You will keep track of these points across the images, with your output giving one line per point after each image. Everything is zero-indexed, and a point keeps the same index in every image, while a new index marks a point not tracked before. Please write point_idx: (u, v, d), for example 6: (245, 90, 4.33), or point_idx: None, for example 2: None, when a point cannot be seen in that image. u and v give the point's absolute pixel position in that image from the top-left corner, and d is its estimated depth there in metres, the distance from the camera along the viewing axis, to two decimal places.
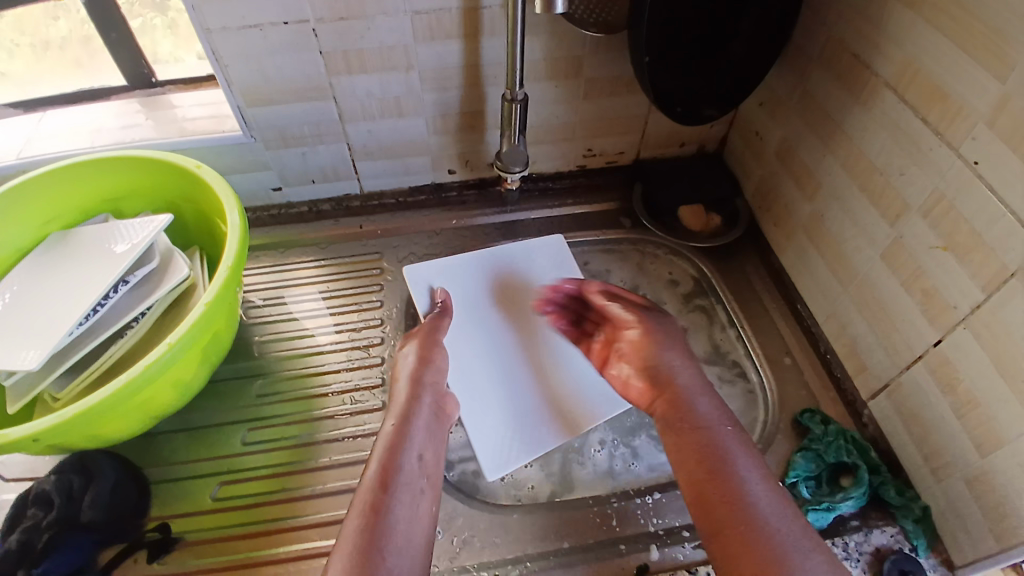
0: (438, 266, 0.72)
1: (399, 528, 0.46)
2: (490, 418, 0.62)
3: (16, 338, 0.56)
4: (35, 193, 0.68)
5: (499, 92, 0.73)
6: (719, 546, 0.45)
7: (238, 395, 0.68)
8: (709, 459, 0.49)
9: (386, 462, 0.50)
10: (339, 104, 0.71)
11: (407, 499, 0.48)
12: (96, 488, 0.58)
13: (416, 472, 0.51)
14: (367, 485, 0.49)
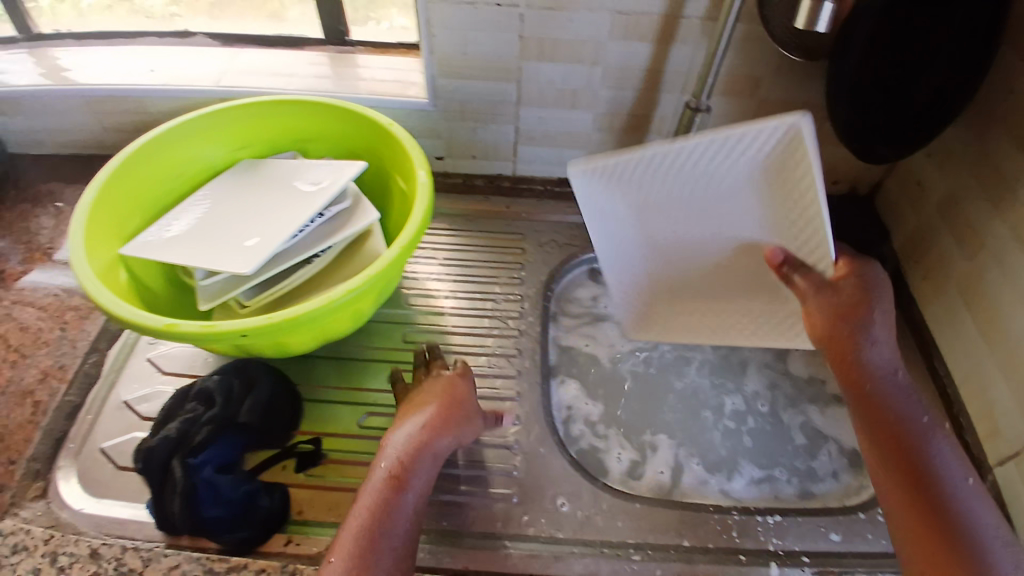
0: (597, 171, 0.59)
1: (388, 540, 0.49)
2: (633, 270, 0.68)
3: (223, 246, 0.62)
4: (237, 119, 0.73)
5: (673, 99, 0.73)
6: (917, 541, 0.49)
7: (385, 337, 0.72)
8: (946, 520, 0.49)
9: (401, 459, 0.53)
10: (522, 87, 0.74)
11: (409, 500, 0.52)
12: (255, 395, 0.63)
13: (426, 479, 0.54)
14: (373, 487, 0.52)
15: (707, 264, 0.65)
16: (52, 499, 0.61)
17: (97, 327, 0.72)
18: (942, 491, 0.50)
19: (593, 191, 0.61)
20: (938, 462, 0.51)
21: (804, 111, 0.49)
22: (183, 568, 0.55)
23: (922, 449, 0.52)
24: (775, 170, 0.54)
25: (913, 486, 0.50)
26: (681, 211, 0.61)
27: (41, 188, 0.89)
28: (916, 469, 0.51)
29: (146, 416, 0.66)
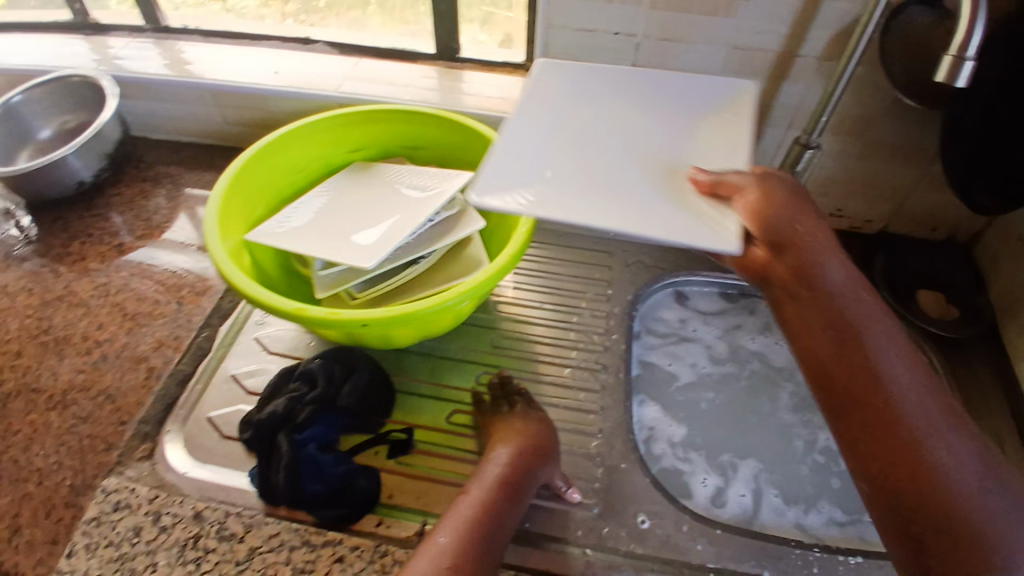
0: (564, 73, 0.68)
1: (488, 537, 0.54)
2: (505, 151, 0.59)
3: (341, 240, 0.66)
4: (356, 123, 0.79)
5: (777, 134, 0.75)
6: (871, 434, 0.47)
7: (477, 339, 0.75)
8: (922, 452, 0.44)
9: (509, 471, 0.59)
10: None
11: (513, 511, 0.57)
12: (354, 381, 0.67)
13: (525, 496, 0.59)
14: (482, 488, 0.58)
15: (604, 169, 0.58)
16: (158, 461, 0.64)
17: (211, 304, 0.77)
18: (897, 412, 0.46)
19: (571, 88, 0.66)
20: (903, 387, 0.47)
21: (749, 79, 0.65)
22: (282, 537, 0.57)
23: (861, 363, 0.49)
24: (693, 112, 0.63)
25: (879, 410, 0.47)
26: (620, 127, 0.62)
27: (159, 170, 0.95)
28: (891, 395, 0.47)
29: (252, 390, 0.70)
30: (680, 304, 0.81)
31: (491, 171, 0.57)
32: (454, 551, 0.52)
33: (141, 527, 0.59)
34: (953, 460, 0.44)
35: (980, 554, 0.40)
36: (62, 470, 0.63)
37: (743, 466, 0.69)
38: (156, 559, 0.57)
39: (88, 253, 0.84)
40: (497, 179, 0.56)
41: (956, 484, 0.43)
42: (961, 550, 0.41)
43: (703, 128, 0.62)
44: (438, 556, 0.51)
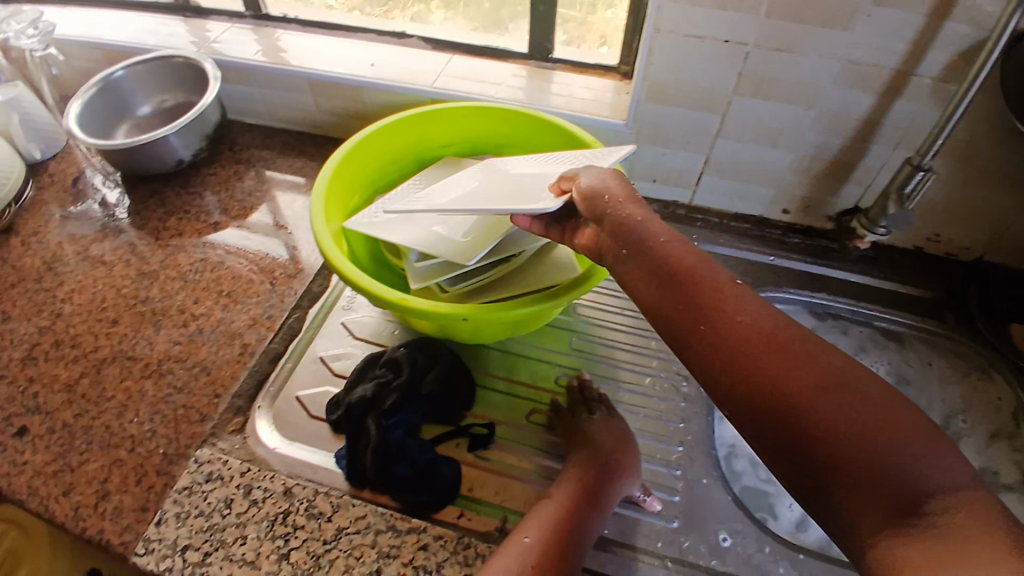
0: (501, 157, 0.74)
1: (573, 540, 0.55)
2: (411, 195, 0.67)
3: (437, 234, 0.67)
4: (453, 118, 0.80)
5: (882, 152, 0.74)
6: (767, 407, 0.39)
7: (555, 340, 0.76)
8: (826, 387, 0.38)
9: (595, 476, 0.59)
10: (725, 120, 0.76)
11: (597, 515, 0.58)
12: (437, 371, 0.68)
13: (610, 504, 0.59)
14: (567, 492, 0.58)
15: (485, 195, 0.59)
16: (248, 435, 0.66)
17: (302, 287, 0.79)
18: (730, 339, 0.42)
19: (493, 163, 0.71)
20: (747, 313, 0.42)
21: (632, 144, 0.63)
22: (368, 520, 0.58)
23: (699, 292, 0.45)
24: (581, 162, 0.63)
25: (743, 348, 0.41)
26: (529, 177, 0.64)
27: (252, 154, 0.99)
28: (753, 330, 0.41)
29: (338, 372, 0.72)
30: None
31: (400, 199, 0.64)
32: (539, 550, 0.53)
33: (231, 499, 0.60)
34: (812, 385, 0.38)
35: (897, 482, 0.35)
36: (156, 436, 0.66)
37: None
38: (246, 531, 0.58)
39: (184, 229, 0.88)
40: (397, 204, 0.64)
41: (836, 410, 0.37)
42: (867, 479, 0.35)
43: (584, 155, 0.66)
44: (522, 554, 0.52)
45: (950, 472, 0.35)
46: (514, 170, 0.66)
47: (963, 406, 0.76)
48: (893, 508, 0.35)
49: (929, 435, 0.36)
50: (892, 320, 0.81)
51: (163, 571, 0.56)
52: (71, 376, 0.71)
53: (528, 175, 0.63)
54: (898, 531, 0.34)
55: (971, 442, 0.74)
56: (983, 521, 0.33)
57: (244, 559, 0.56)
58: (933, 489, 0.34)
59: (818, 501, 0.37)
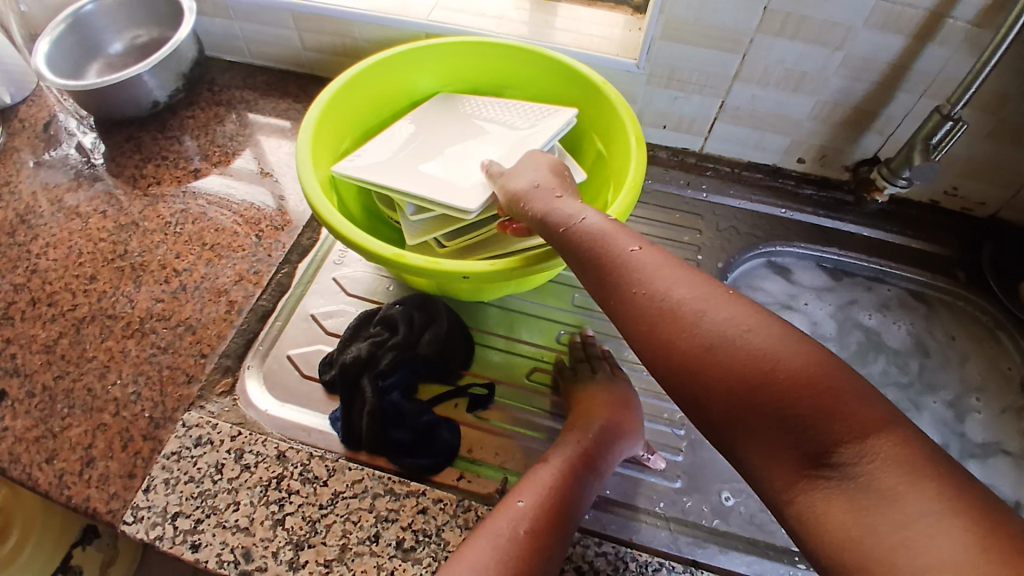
0: (452, 96, 0.76)
1: (572, 508, 0.50)
2: (372, 143, 0.69)
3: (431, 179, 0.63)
4: (451, 55, 0.75)
5: (908, 100, 0.70)
6: (671, 373, 0.41)
7: (556, 297, 0.73)
8: (715, 352, 0.38)
9: (594, 441, 0.56)
10: (745, 61, 0.71)
11: (592, 480, 0.54)
12: (434, 330, 0.65)
13: (606, 470, 0.55)
14: (563, 456, 0.54)
15: (432, 171, 0.64)
16: (238, 397, 0.64)
17: (290, 240, 0.75)
18: (634, 313, 0.43)
19: (439, 104, 0.74)
20: (646, 285, 0.43)
21: (574, 111, 0.67)
22: (365, 484, 0.56)
23: (604, 265, 0.45)
24: (521, 129, 0.68)
25: (646, 323, 0.42)
26: (475, 141, 0.68)
27: (233, 95, 0.92)
28: (649, 303, 0.42)
29: (332, 331, 0.69)
30: (784, 279, 0.80)
31: (358, 154, 0.66)
32: (533, 516, 0.48)
33: (222, 464, 0.58)
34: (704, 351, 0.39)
35: (802, 437, 0.35)
36: (141, 400, 0.63)
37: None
38: (238, 497, 0.56)
39: (162, 178, 0.83)
40: (357, 160, 0.66)
41: (725, 369, 0.38)
42: (774, 441, 0.36)
43: (528, 117, 0.69)
44: (515, 519, 0.48)
45: (864, 415, 0.34)
46: (464, 131, 0.69)
47: (979, 383, 0.74)
48: (804, 462, 0.36)
49: (829, 383, 0.35)
50: (900, 278, 0.79)
51: (154, 539, 0.54)
52: (50, 336, 0.68)
53: (477, 148, 0.67)
54: (817, 486, 0.35)
55: (979, 416, 0.72)
56: (901, 466, 0.32)
57: (238, 525, 0.55)
58: (838, 438, 0.34)
59: (735, 457, 0.39)
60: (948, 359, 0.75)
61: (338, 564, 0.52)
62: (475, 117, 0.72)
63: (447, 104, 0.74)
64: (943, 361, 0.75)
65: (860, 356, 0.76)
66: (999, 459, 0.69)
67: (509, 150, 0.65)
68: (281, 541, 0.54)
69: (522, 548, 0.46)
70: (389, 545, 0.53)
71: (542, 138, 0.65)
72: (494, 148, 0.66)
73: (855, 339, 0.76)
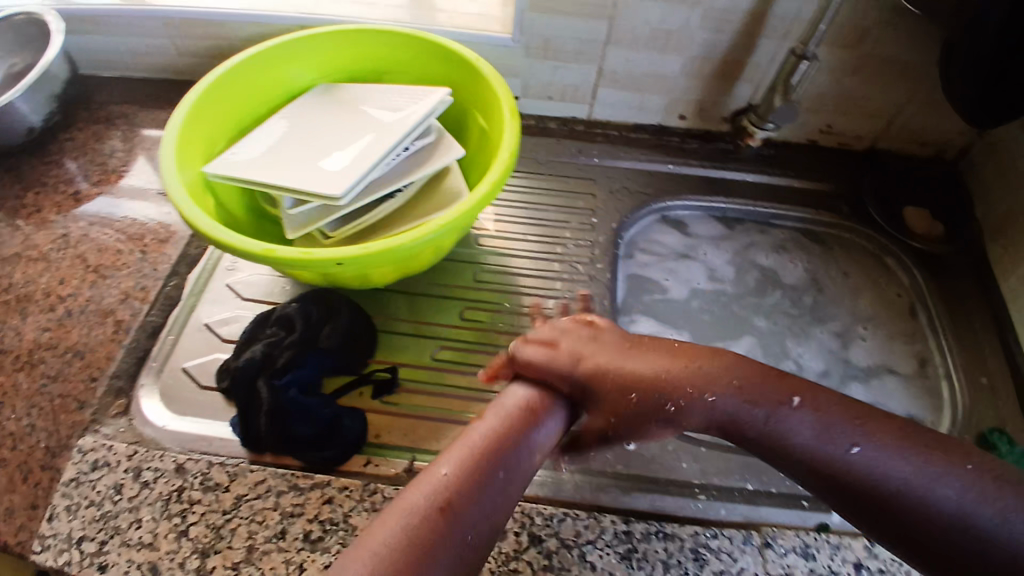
0: (329, 86, 0.75)
1: (505, 466, 0.46)
2: (245, 143, 0.67)
3: (303, 170, 0.62)
4: (322, 46, 0.73)
5: (771, 46, 0.72)
6: (864, 511, 0.43)
7: (456, 275, 0.74)
8: (903, 494, 0.41)
9: (531, 397, 0.52)
10: (614, 25, 0.72)
11: (528, 448, 0.48)
12: (334, 324, 0.65)
13: (552, 425, 0.51)
14: (498, 419, 0.49)
15: (305, 163, 0.63)
16: (134, 416, 0.62)
17: (177, 251, 0.74)
18: (800, 452, 0.45)
19: (315, 97, 0.73)
20: (812, 426, 0.45)
21: (446, 90, 0.67)
22: (268, 484, 0.56)
23: (748, 426, 0.47)
24: (395, 112, 0.67)
25: (813, 457, 0.44)
26: (349, 128, 0.67)
27: (112, 110, 0.89)
28: (812, 443, 0.44)
29: (227, 338, 0.68)
30: (681, 232, 0.82)
31: (231, 157, 0.65)
32: (456, 486, 0.43)
33: (121, 484, 0.57)
34: (930, 522, 0.41)
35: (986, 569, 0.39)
36: (36, 431, 0.61)
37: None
38: (140, 515, 0.55)
39: (43, 204, 0.79)
40: (228, 162, 0.64)
41: (927, 511, 0.41)
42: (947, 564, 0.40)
43: (402, 100, 0.69)
44: (437, 489, 0.43)
45: None
46: (339, 120, 0.68)
47: (869, 314, 0.76)
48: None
49: (1003, 495, 0.40)
50: (789, 217, 0.82)
51: (63, 566, 0.53)
52: None
53: (350, 134, 0.66)
54: None
55: (865, 344, 0.74)
56: None
57: (142, 542, 0.53)
58: None
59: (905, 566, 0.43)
60: (841, 294, 0.77)
61: (246, 565, 0.52)
62: (351, 105, 0.71)
63: (322, 95, 0.73)
64: (837, 296, 0.77)
65: (758, 292, 0.78)
66: (895, 379, 0.71)
67: (382, 133, 0.65)
68: (187, 550, 0.53)
69: (451, 515, 0.42)
70: (297, 539, 0.53)
71: (414, 118, 0.65)
72: (369, 133, 0.65)
73: (750, 279, 0.78)
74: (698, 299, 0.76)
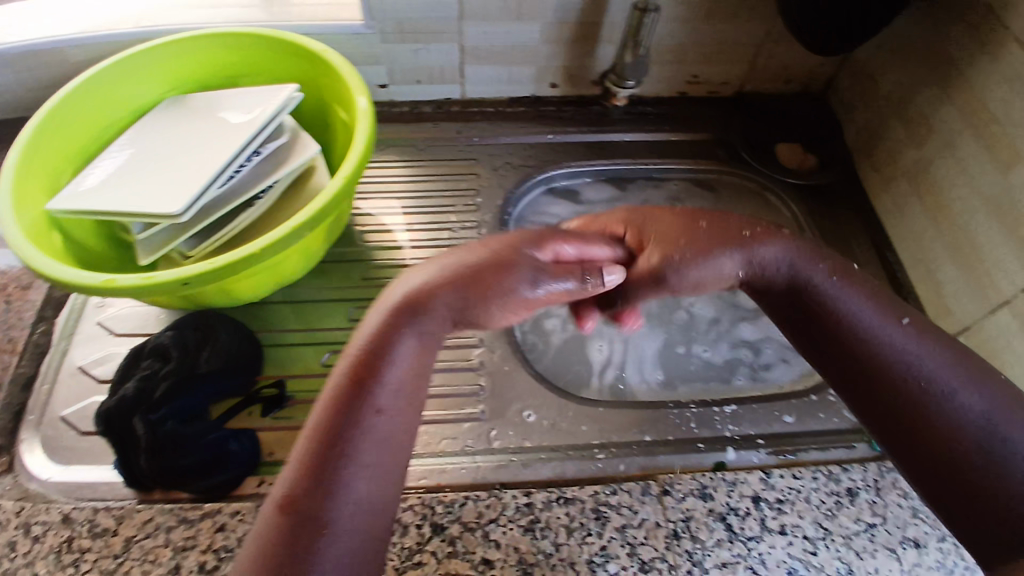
0: (177, 98, 0.71)
1: (356, 445, 0.44)
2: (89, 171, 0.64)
3: (147, 189, 0.60)
4: (161, 58, 0.70)
5: (623, 3, 0.71)
6: (890, 406, 0.47)
7: (343, 276, 0.72)
8: (936, 399, 0.46)
9: (365, 351, 0.47)
10: (463, 0, 0.69)
11: (376, 395, 0.46)
12: (213, 346, 0.63)
13: (401, 360, 0.47)
14: (338, 383, 0.46)
15: (149, 181, 0.61)
16: (18, 472, 0.59)
17: (41, 295, 0.70)
18: (855, 340, 0.50)
19: (163, 111, 0.70)
20: (865, 321, 0.50)
21: (291, 87, 0.65)
22: (157, 521, 0.54)
23: (812, 314, 0.52)
24: (242, 116, 0.65)
25: (861, 350, 0.49)
26: (196, 139, 0.64)
27: None
28: (863, 336, 0.49)
29: (104, 379, 0.65)
30: (571, 201, 0.81)
31: (72, 187, 0.62)
32: (294, 481, 0.42)
33: (14, 542, 0.54)
34: (958, 429, 0.45)
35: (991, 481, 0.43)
36: None
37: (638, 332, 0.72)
38: (34, 569, 0.52)
39: None
40: (68, 193, 0.61)
41: (952, 419, 0.45)
42: (956, 469, 0.44)
43: (250, 102, 0.66)
44: (277, 491, 0.42)
45: None
46: (185, 132, 0.66)
47: None
48: (967, 489, 0.44)
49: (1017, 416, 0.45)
50: (671, 171, 0.82)
51: None
52: None
53: (195, 146, 0.63)
54: (990, 516, 0.43)
55: None
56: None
57: None
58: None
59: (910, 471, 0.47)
60: None
61: None
62: (199, 115, 0.68)
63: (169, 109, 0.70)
64: None
65: None
66: None
67: (228, 140, 0.63)
68: None
69: (316, 532, 0.40)
70: (191, 572, 0.51)
71: (260, 120, 0.63)
72: (214, 141, 0.63)
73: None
74: None
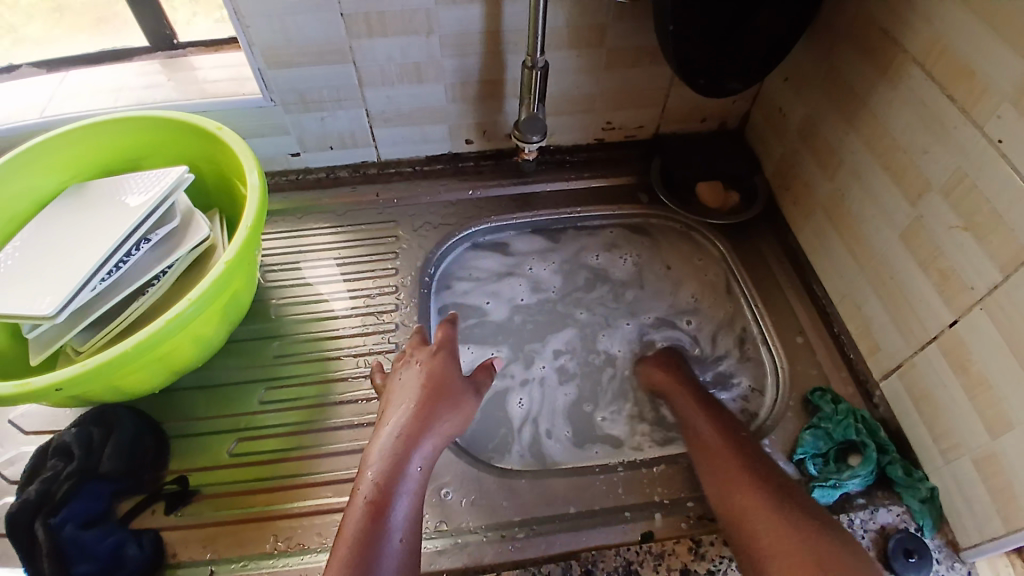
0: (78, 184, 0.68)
1: (389, 572, 0.46)
2: None
3: (28, 283, 0.57)
4: (58, 147, 0.66)
5: (520, 60, 0.71)
6: (776, 527, 0.49)
7: (255, 354, 0.69)
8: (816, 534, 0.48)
9: (379, 483, 0.50)
10: (359, 69, 0.68)
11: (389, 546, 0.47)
12: (116, 442, 0.59)
13: (414, 486, 0.51)
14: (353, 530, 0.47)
15: (30, 277, 0.57)
16: None
17: None
18: (759, 475, 0.53)
19: (60, 201, 0.66)
20: (763, 465, 0.55)
21: (183, 169, 0.63)
22: None
23: (719, 448, 0.57)
24: (132, 199, 0.62)
25: (760, 482, 0.53)
26: (86, 225, 0.61)
27: None
28: (762, 473, 0.54)
29: (12, 480, 0.62)
30: (500, 251, 0.79)
31: None
32: None
33: None
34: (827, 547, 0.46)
35: None
36: None
37: (552, 379, 0.69)
38: None
39: None
40: None
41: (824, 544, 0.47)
42: None
43: (144, 182, 0.64)
44: None
45: None
46: (79, 218, 0.62)
47: (687, 303, 0.75)
48: None
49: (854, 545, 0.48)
50: (593, 218, 0.81)
51: None
52: None
53: (82, 233, 0.61)
54: None
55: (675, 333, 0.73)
56: None
57: None
58: None
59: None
60: (659, 289, 0.76)
61: None
62: (92, 199, 0.65)
63: (66, 197, 0.66)
64: (655, 291, 0.77)
65: (585, 291, 0.77)
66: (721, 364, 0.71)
67: (114, 226, 0.60)
68: None
69: None
70: None
71: (147, 204, 0.61)
72: (102, 227, 0.60)
73: (579, 280, 0.77)
74: (521, 315, 0.74)
